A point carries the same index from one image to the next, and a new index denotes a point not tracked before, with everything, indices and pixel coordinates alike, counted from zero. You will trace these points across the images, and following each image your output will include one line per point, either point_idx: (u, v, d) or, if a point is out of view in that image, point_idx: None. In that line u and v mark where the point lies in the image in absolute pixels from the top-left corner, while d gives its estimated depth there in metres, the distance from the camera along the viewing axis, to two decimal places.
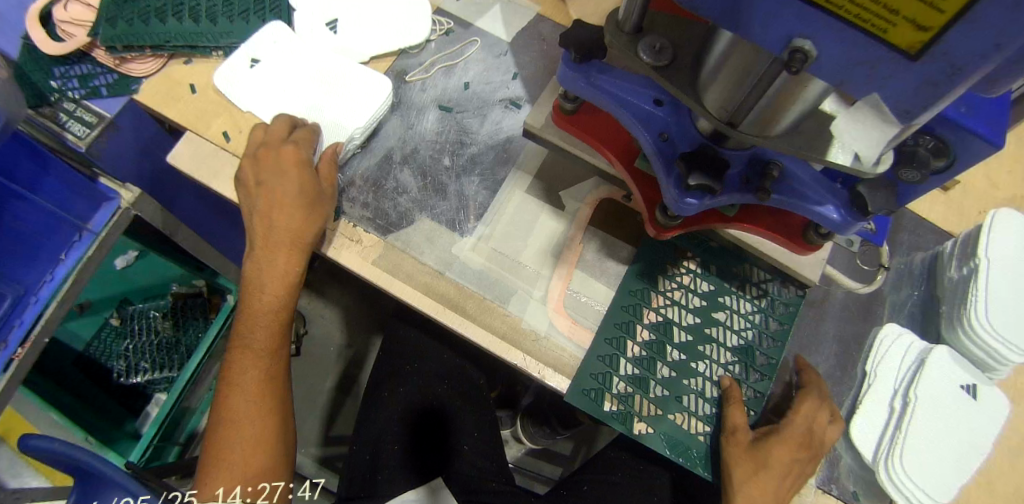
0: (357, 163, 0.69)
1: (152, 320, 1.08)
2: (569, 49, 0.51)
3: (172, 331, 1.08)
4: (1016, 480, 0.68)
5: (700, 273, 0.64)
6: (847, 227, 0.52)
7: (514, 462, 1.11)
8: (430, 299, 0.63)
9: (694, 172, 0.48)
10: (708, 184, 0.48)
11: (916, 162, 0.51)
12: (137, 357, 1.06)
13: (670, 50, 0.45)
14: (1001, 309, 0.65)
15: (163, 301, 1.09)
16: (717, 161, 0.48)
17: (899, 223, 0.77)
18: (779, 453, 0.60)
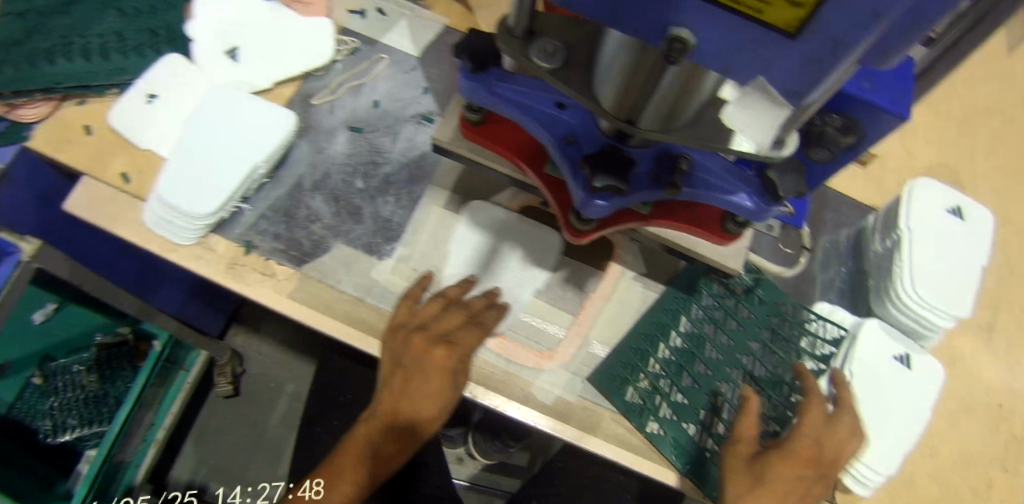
0: (267, 194, 0.67)
1: (75, 375, 1.00)
2: (463, 59, 0.48)
3: (99, 383, 1.01)
4: (954, 444, 0.70)
5: (748, 291, 0.67)
6: (762, 213, 0.51)
7: (471, 480, 1.09)
8: (353, 328, 0.61)
9: (599, 173, 0.45)
10: (615, 185, 0.45)
11: (823, 142, 0.51)
12: (64, 414, 0.99)
13: (562, 51, 0.43)
14: (925, 276, 0.65)
15: (87, 354, 1.02)
16: (623, 160, 0.46)
17: (823, 201, 0.77)
18: (781, 470, 0.56)
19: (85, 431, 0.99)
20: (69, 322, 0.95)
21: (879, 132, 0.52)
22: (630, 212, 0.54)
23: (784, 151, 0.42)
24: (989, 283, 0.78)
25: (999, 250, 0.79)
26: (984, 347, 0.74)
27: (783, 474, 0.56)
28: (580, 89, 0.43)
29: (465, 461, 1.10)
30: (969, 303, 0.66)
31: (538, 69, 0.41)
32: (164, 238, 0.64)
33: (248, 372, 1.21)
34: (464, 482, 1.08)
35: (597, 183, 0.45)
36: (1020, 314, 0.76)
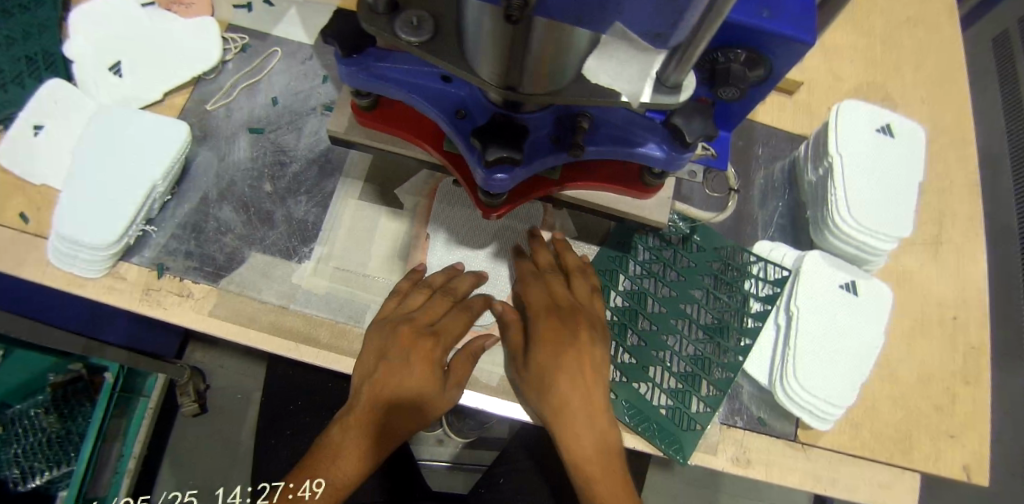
0: (172, 212, 0.63)
1: (36, 418, 0.94)
2: (333, 43, 0.44)
3: (60, 423, 0.95)
4: (914, 362, 0.69)
5: (684, 241, 0.66)
6: (676, 162, 0.48)
7: (454, 461, 1.06)
8: (280, 338, 0.58)
9: (491, 145, 0.41)
10: (512, 156, 0.41)
11: (731, 79, 0.48)
12: (29, 460, 0.92)
13: (429, 22, 0.38)
14: (859, 201, 0.64)
15: (42, 396, 0.95)
16: (516, 128, 0.43)
17: (752, 137, 0.76)
18: (542, 354, 0.57)
19: (54, 474, 0.92)
20: (17, 367, 0.88)
21: (788, 61, 0.48)
22: (540, 180, 0.51)
23: (681, 96, 0.41)
24: (930, 196, 0.77)
25: (936, 162, 0.78)
26: (931, 262, 0.74)
27: (545, 332, 0.57)
28: (456, 57, 0.39)
29: (446, 441, 1.07)
30: (909, 223, 0.64)
31: (403, 43, 0.38)
32: (69, 274, 0.60)
33: (212, 386, 1.14)
34: (445, 464, 1.06)
35: (491, 156, 0.41)
36: (963, 223, 0.76)
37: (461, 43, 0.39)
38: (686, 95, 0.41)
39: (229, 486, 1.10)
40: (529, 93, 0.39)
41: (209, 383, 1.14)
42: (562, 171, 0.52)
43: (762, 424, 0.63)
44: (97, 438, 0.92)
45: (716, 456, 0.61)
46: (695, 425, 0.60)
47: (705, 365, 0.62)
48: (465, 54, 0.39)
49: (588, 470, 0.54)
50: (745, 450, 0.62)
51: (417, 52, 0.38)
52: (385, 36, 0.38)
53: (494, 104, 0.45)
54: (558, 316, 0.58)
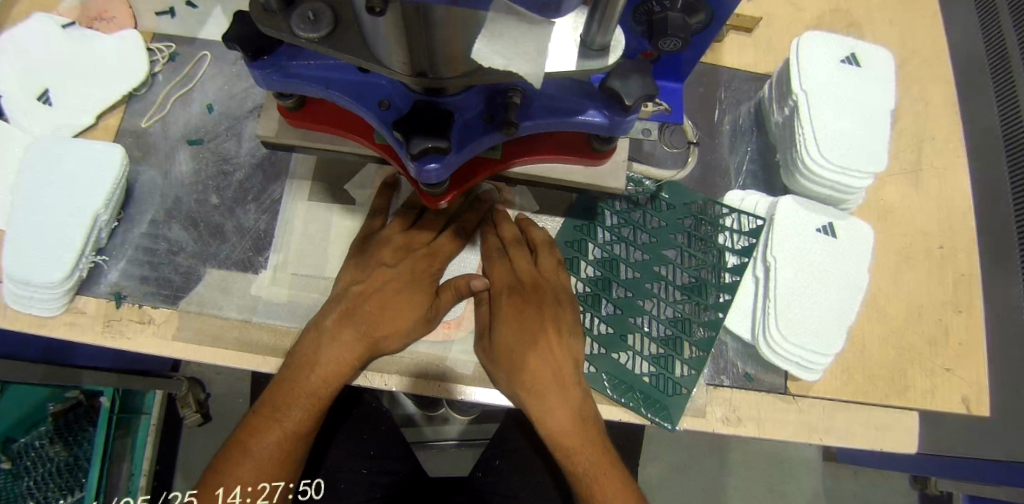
0: (123, 238, 0.61)
1: (42, 449, 0.93)
2: (236, 48, 0.41)
3: (67, 450, 0.94)
4: (902, 295, 0.67)
5: (652, 200, 0.64)
6: (621, 125, 0.45)
7: (462, 437, 1.06)
8: (247, 353, 0.57)
9: (414, 136, 0.39)
10: (437, 146, 0.39)
11: (670, 29, 0.44)
12: (43, 489, 0.92)
13: (326, 13, 0.35)
14: (829, 139, 0.61)
15: (45, 427, 0.94)
16: (441, 113, 0.40)
17: (713, 82, 0.73)
18: (508, 330, 0.57)
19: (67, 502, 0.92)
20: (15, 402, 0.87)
21: (728, 5, 0.45)
22: (483, 161, 0.49)
23: (610, 58, 0.38)
24: (906, 121, 0.74)
25: (910, 85, 0.75)
26: (913, 190, 0.71)
27: (507, 310, 0.58)
28: (360, 48, 0.36)
29: (452, 420, 1.07)
30: (882, 155, 0.62)
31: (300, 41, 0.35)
32: (27, 315, 0.58)
33: (213, 394, 1.13)
34: (453, 441, 1.06)
35: (415, 149, 0.39)
36: (943, 145, 0.73)
37: (363, 33, 0.36)
38: (614, 57, 0.37)
39: None
40: (445, 77, 0.37)
41: (209, 392, 1.13)
42: (505, 148, 0.49)
43: (750, 381, 0.61)
44: (105, 460, 0.92)
45: (706, 419, 0.60)
46: (680, 388, 0.59)
47: (684, 327, 0.61)
48: (369, 44, 0.36)
49: (566, 444, 0.56)
50: (735, 409, 0.60)
51: (318, 49, 0.36)
52: (284, 36, 0.36)
53: (417, 92, 0.42)
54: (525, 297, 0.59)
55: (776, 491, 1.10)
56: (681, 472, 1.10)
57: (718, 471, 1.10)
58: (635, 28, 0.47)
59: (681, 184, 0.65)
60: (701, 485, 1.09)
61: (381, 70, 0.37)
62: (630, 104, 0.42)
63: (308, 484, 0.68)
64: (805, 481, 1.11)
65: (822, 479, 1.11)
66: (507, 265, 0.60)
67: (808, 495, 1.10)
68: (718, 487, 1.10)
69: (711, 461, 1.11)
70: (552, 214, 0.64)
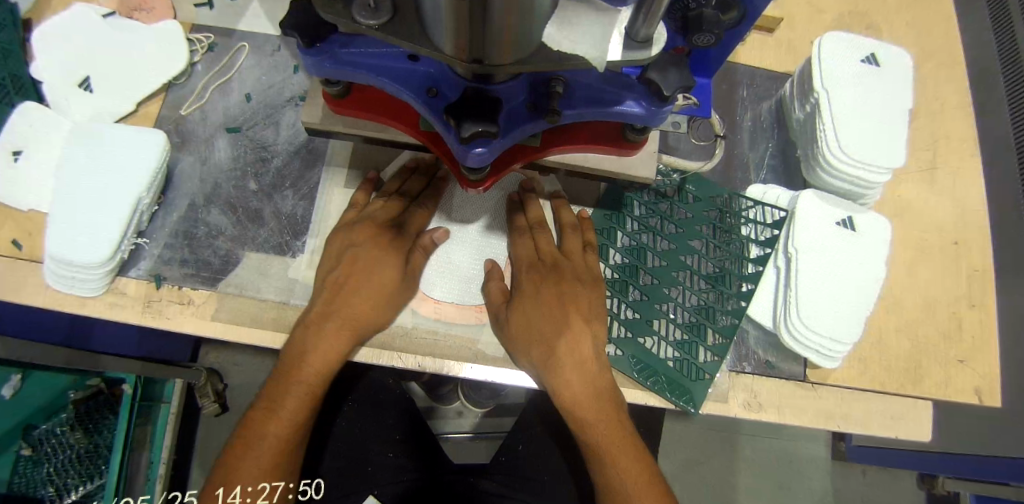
0: (162, 222, 0.63)
1: (62, 436, 0.91)
2: (295, 36, 0.43)
3: (88, 438, 0.92)
4: (918, 289, 0.69)
5: (678, 192, 0.66)
6: (657, 116, 0.47)
7: (476, 430, 1.08)
8: (284, 333, 0.59)
9: (465, 120, 0.41)
10: (486, 130, 0.41)
11: (707, 25, 0.46)
12: (62, 476, 0.90)
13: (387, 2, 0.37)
14: (850, 135, 0.63)
15: (65, 414, 0.91)
16: (490, 100, 0.42)
17: (734, 79, 0.75)
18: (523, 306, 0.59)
19: (89, 487, 0.91)
20: (35, 388, 0.86)
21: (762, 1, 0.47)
22: (522, 148, 0.51)
23: (652, 50, 0.39)
24: (921, 121, 0.76)
25: (926, 86, 0.77)
26: (929, 188, 0.73)
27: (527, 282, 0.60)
28: (420, 37, 0.38)
29: (466, 413, 1.08)
30: (901, 151, 0.64)
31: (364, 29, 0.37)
32: (70, 296, 0.59)
33: None
34: (468, 435, 1.07)
35: (466, 133, 0.41)
36: (958, 144, 0.75)
37: (422, 23, 0.38)
38: (658, 48, 0.40)
39: None
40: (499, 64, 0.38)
41: None
42: (543, 136, 0.51)
43: (770, 368, 0.63)
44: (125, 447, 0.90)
45: (728, 404, 0.61)
46: (704, 374, 0.61)
47: (709, 315, 0.62)
48: (427, 32, 0.38)
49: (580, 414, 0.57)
50: (756, 395, 0.62)
51: (379, 36, 0.37)
52: (346, 22, 0.38)
53: (464, 78, 0.44)
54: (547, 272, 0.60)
55: (785, 489, 1.11)
56: (691, 467, 1.11)
57: (727, 468, 1.12)
58: (671, 23, 0.49)
59: (706, 177, 0.67)
60: (712, 481, 1.11)
61: (437, 58, 0.38)
62: (668, 94, 0.44)
63: (308, 484, 0.68)
64: (814, 479, 1.12)
65: (830, 477, 1.13)
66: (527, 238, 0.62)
67: (817, 493, 1.12)
68: (729, 483, 1.11)
69: (721, 457, 1.12)
70: (581, 205, 0.66)
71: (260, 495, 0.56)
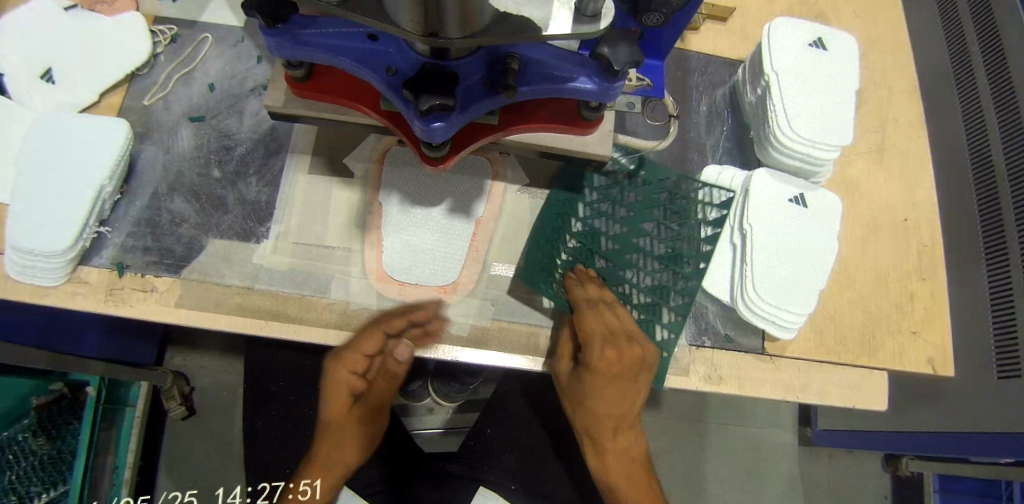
0: (125, 210, 0.63)
1: (24, 442, 0.87)
2: (253, 14, 0.44)
3: (51, 444, 0.88)
4: (869, 265, 0.72)
5: (627, 176, 0.66)
6: (609, 92, 0.49)
7: (447, 425, 1.08)
8: (248, 318, 0.59)
9: (423, 95, 0.42)
10: (444, 103, 0.42)
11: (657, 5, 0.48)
12: (25, 484, 0.86)
13: None
14: (799, 115, 0.66)
15: (27, 420, 0.87)
16: (446, 75, 0.43)
17: (690, 67, 0.77)
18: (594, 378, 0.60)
19: (53, 494, 0.86)
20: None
21: None
22: (480, 126, 0.52)
23: (602, 24, 0.41)
24: (870, 105, 0.79)
25: (874, 72, 0.80)
26: (878, 168, 0.76)
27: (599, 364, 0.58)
28: (375, 11, 0.39)
29: (437, 409, 1.09)
30: (848, 130, 0.67)
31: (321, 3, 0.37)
32: (29, 286, 0.59)
33: None
34: (440, 430, 1.07)
35: (424, 106, 0.42)
36: (906, 127, 0.78)
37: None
38: (609, 21, 0.41)
39: (228, 485, 1.04)
40: (456, 38, 0.39)
41: None
42: (501, 115, 0.53)
43: (730, 342, 0.65)
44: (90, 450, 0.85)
45: (689, 376, 0.63)
46: (663, 346, 0.63)
47: (665, 294, 0.63)
48: (382, 6, 0.39)
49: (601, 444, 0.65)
50: (717, 368, 0.64)
51: (336, 11, 0.38)
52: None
53: (422, 55, 0.45)
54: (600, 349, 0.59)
55: (754, 474, 1.13)
56: (664, 456, 1.13)
57: (698, 456, 1.13)
58: (621, 5, 0.50)
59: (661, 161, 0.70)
60: (682, 469, 1.12)
61: (392, 31, 0.39)
62: (618, 69, 0.45)
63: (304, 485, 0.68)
64: (781, 463, 1.14)
65: (797, 461, 1.15)
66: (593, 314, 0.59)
67: (785, 478, 1.14)
68: (699, 469, 1.13)
69: (691, 445, 1.14)
70: (543, 188, 0.67)
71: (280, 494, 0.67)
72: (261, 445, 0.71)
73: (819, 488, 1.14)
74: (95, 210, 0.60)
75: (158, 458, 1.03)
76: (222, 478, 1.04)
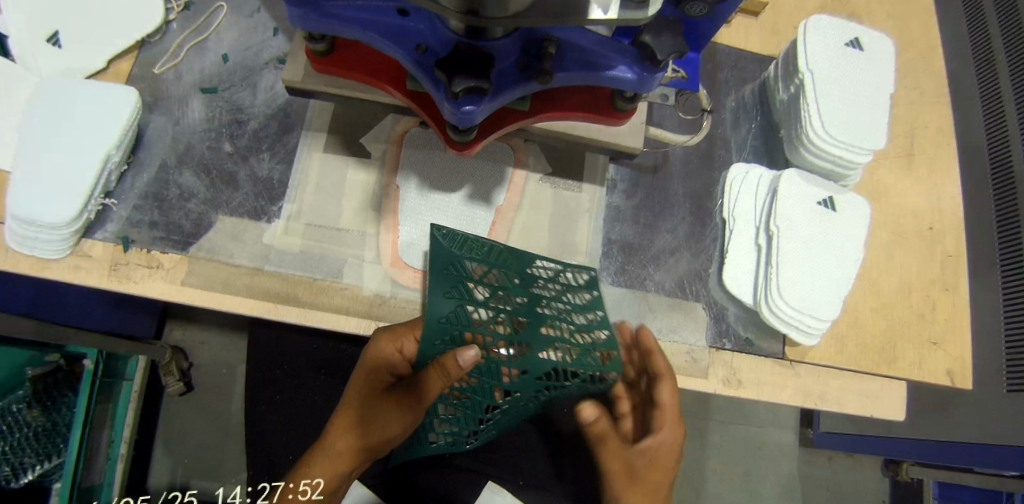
0: (132, 182, 0.61)
1: (18, 413, 0.85)
2: None
3: (46, 416, 0.86)
4: (893, 272, 0.70)
5: (497, 270, 0.59)
6: (648, 83, 0.47)
7: None
8: (257, 300, 0.57)
9: (457, 76, 0.40)
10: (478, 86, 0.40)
11: None
12: (19, 455, 0.83)
13: None
14: (833, 115, 0.63)
15: (22, 390, 0.85)
16: (481, 56, 0.41)
17: (719, 61, 0.75)
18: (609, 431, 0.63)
19: (46, 467, 0.84)
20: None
21: None
22: (510, 112, 0.50)
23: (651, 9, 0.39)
24: (900, 109, 0.77)
25: (905, 75, 0.78)
26: (906, 174, 0.74)
27: (655, 464, 0.60)
28: None
29: None
30: (882, 133, 0.64)
31: None
32: (29, 258, 0.56)
33: None
34: None
35: (457, 87, 0.41)
36: (935, 133, 0.76)
37: None
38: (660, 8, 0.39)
39: (223, 464, 1.02)
40: (494, 19, 0.36)
41: None
42: (533, 101, 0.51)
43: (750, 345, 0.63)
44: (85, 425, 0.82)
45: (707, 379, 0.62)
46: (678, 345, 0.62)
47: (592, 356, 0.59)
48: None
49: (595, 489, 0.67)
50: (736, 371, 0.62)
51: None
52: None
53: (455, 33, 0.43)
54: (643, 456, 0.60)
55: (753, 474, 1.12)
56: None
57: (697, 452, 1.12)
58: None
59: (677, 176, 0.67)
60: (682, 466, 1.11)
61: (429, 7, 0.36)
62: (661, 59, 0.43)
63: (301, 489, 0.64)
64: (781, 465, 1.13)
65: (797, 463, 1.14)
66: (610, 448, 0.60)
67: (784, 479, 1.13)
68: (699, 466, 1.12)
69: (692, 443, 1.12)
70: (565, 177, 0.65)
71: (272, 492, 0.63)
72: (262, 428, 0.69)
73: (819, 492, 1.13)
74: (101, 181, 0.57)
75: (153, 435, 1.01)
76: (218, 457, 1.02)
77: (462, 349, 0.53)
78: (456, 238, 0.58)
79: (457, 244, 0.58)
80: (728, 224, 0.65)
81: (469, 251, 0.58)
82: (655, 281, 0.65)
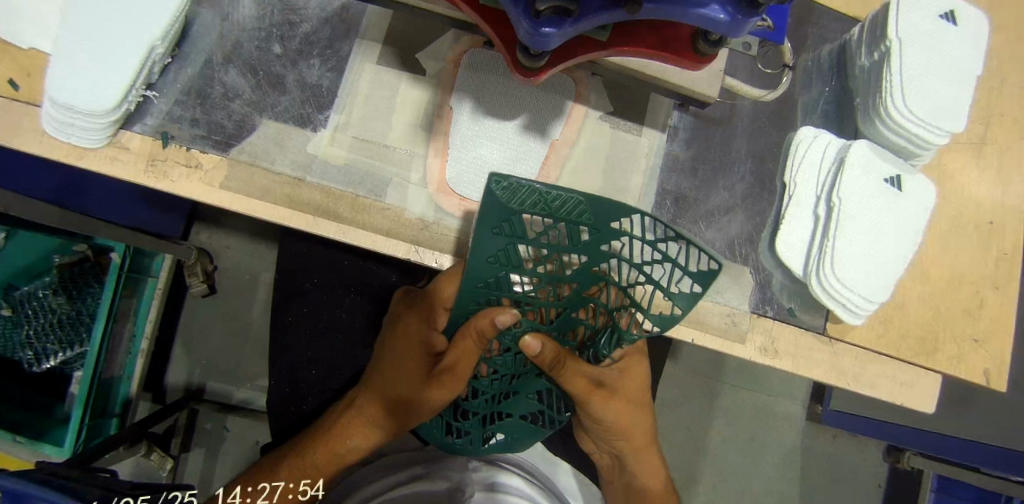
0: (175, 76, 0.58)
1: (44, 300, 0.87)
2: None
3: (70, 304, 0.87)
4: (948, 260, 0.67)
5: (561, 227, 0.52)
6: (740, 28, 0.40)
7: None
8: (296, 211, 0.55)
9: None
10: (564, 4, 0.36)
11: None
12: (42, 341, 0.86)
13: None
14: (918, 91, 0.59)
15: (49, 278, 0.87)
16: None
17: (800, 15, 0.69)
18: (622, 394, 0.67)
19: (68, 355, 0.86)
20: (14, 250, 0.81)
21: None
22: (585, 41, 0.47)
23: None
24: (984, 90, 0.71)
25: (997, 52, 0.72)
26: (975, 162, 0.70)
27: (627, 387, 0.68)
28: None
29: None
30: (965, 116, 0.60)
31: None
32: (67, 145, 0.54)
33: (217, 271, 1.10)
34: None
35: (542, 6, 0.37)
36: (1010, 124, 0.71)
37: None
38: None
39: (239, 372, 1.03)
40: None
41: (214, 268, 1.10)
42: (612, 32, 0.47)
43: (791, 316, 0.62)
44: (109, 319, 0.82)
45: (745, 345, 0.61)
46: (721, 306, 0.61)
47: (615, 327, 0.63)
48: None
49: (612, 438, 0.69)
50: (774, 340, 0.61)
51: None
52: None
53: None
54: (617, 393, 0.67)
55: (757, 440, 1.13)
56: (671, 409, 1.11)
57: (705, 413, 1.12)
58: None
59: (739, 134, 0.66)
60: (688, 425, 1.12)
61: None
62: None
63: (308, 485, 0.66)
64: (785, 435, 1.14)
65: (801, 436, 1.14)
66: (566, 378, 0.62)
67: (787, 450, 1.14)
68: (704, 427, 1.12)
69: (700, 404, 1.12)
70: (626, 118, 0.63)
71: (260, 494, 0.65)
72: (288, 341, 0.69)
73: (818, 467, 1.14)
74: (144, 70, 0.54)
75: (172, 338, 1.03)
76: (234, 365, 1.04)
77: (498, 312, 0.59)
78: (514, 193, 0.46)
79: (507, 193, 0.47)
80: (788, 190, 0.63)
81: (527, 202, 0.48)
82: (706, 238, 0.63)
